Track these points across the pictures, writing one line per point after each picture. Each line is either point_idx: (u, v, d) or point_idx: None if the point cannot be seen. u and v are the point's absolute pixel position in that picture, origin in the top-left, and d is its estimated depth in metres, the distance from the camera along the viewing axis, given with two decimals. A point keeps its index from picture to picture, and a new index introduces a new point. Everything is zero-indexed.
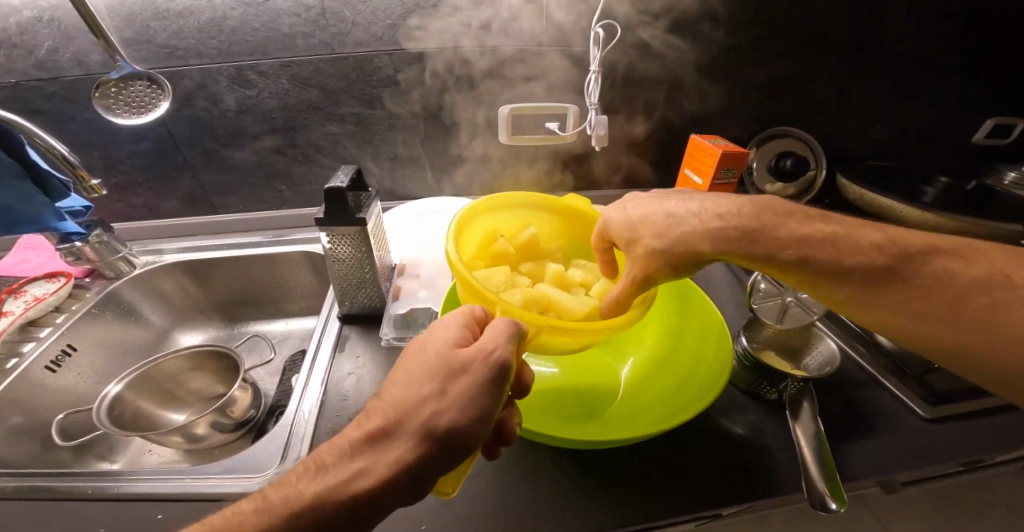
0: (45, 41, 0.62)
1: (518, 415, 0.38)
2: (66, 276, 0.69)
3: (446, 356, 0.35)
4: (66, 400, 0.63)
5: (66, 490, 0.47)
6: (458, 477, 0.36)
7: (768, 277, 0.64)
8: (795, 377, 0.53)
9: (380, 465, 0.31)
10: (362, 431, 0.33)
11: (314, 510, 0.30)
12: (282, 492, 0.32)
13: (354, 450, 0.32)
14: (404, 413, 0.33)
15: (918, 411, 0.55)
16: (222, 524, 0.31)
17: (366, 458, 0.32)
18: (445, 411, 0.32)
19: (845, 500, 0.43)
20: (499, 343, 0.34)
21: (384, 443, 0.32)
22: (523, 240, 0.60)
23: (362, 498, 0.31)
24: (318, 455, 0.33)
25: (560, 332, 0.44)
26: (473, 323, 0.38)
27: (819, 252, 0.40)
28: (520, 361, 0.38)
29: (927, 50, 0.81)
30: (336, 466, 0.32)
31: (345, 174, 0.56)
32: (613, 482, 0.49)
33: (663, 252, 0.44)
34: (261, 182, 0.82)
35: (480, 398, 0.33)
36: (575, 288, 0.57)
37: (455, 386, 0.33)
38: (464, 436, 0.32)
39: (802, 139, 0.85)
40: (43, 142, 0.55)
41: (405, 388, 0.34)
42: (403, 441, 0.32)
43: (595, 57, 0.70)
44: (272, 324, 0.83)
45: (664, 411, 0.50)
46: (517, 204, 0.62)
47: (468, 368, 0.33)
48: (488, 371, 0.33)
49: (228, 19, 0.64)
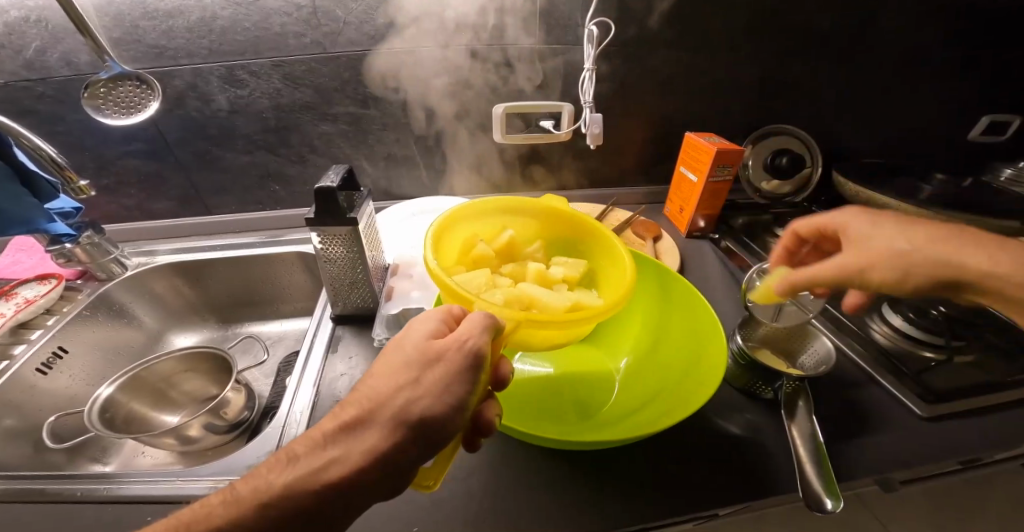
0: (33, 41, 0.61)
1: (497, 407, 0.38)
2: (57, 278, 0.68)
3: (422, 347, 0.35)
4: (58, 403, 0.63)
5: (57, 492, 0.47)
6: (440, 469, 0.36)
7: (762, 274, 0.62)
8: (790, 376, 0.53)
9: (353, 454, 0.31)
10: (336, 422, 0.33)
11: (286, 498, 0.30)
12: (253, 483, 0.32)
13: (327, 440, 0.32)
14: (377, 403, 0.33)
15: (914, 410, 0.54)
16: (191, 517, 0.31)
17: (339, 447, 0.32)
18: (419, 400, 0.33)
19: (841, 499, 0.42)
20: (473, 334, 0.34)
21: (357, 432, 0.32)
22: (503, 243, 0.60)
23: (333, 486, 0.31)
24: (290, 447, 0.33)
25: (540, 327, 0.45)
26: (451, 318, 0.39)
27: None
28: (497, 354, 0.39)
29: (922, 47, 0.81)
30: (307, 455, 0.32)
31: (336, 173, 0.56)
32: (604, 482, 0.49)
33: (911, 257, 0.41)
34: (253, 183, 0.82)
35: (455, 387, 0.33)
36: (557, 286, 0.57)
37: (429, 375, 0.34)
38: (439, 425, 0.32)
39: (798, 138, 0.85)
40: (30, 143, 0.54)
41: (380, 380, 0.35)
42: (376, 431, 0.32)
43: (588, 56, 0.69)
44: (266, 325, 0.82)
45: (659, 408, 0.49)
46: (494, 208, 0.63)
47: (443, 358, 0.34)
48: (462, 360, 0.34)
49: (218, 19, 0.63)
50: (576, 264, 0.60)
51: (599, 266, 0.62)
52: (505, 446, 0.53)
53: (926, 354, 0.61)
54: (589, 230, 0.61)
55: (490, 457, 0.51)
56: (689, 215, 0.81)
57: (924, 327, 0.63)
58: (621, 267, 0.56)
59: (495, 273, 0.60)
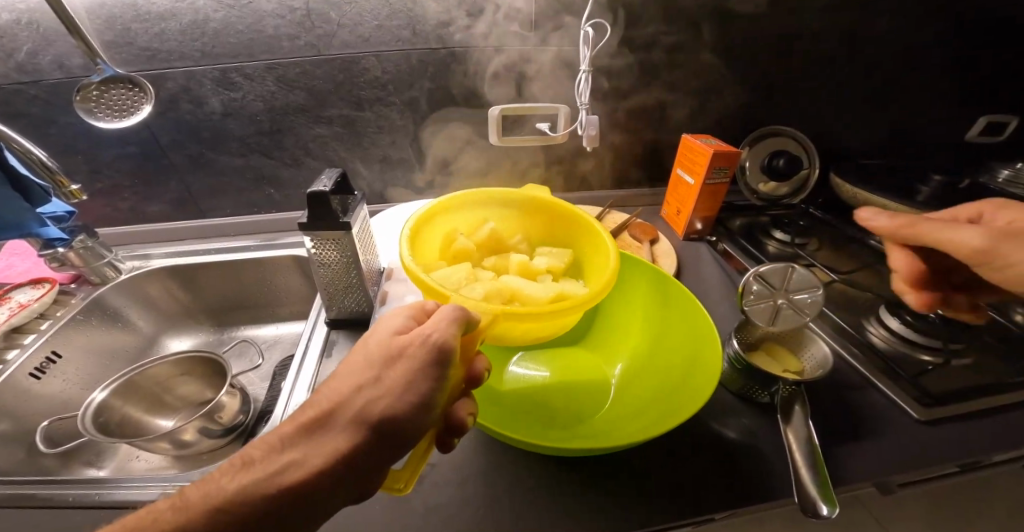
0: (25, 44, 0.61)
1: (471, 407, 0.37)
2: (51, 282, 0.68)
3: (385, 344, 0.35)
4: (52, 408, 0.62)
5: (47, 497, 0.47)
6: (412, 473, 0.35)
7: (759, 278, 0.60)
8: (786, 380, 0.51)
9: (312, 456, 0.31)
10: (295, 424, 0.33)
11: (238, 505, 0.29)
12: (204, 489, 0.31)
13: (288, 441, 0.32)
14: (340, 402, 0.33)
15: (912, 413, 0.54)
16: (135, 524, 0.30)
17: (298, 450, 0.31)
18: (381, 398, 0.33)
19: (837, 504, 0.42)
20: (438, 326, 0.34)
21: (319, 430, 0.32)
22: (485, 235, 0.61)
23: (289, 491, 0.30)
24: (247, 451, 0.32)
25: (520, 317, 0.47)
26: (420, 314, 0.39)
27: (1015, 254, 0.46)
28: (470, 349, 0.38)
29: (918, 48, 0.81)
30: (266, 459, 0.31)
31: (329, 178, 0.55)
32: (599, 485, 0.49)
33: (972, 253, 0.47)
34: (248, 186, 0.82)
35: (418, 383, 0.33)
36: (542, 277, 0.58)
37: (392, 372, 0.34)
38: (401, 422, 0.32)
39: (795, 138, 0.83)
40: (20, 147, 0.54)
41: (342, 380, 0.34)
42: (338, 431, 0.32)
43: (584, 57, 0.69)
44: (261, 329, 0.82)
45: (655, 413, 0.49)
46: (473, 201, 0.63)
47: (405, 353, 0.34)
48: (426, 352, 0.34)
49: (210, 21, 0.63)
50: (560, 254, 0.62)
51: (583, 255, 0.63)
52: (500, 450, 0.52)
53: (923, 357, 0.60)
54: (572, 218, 0.63)
55: (483, 463, 0.51)
56: (686, 217, 0.81)
57: (921, 330, 0.62)
58: (606, 254, 0.57)
59: (477, 266, 0.61)
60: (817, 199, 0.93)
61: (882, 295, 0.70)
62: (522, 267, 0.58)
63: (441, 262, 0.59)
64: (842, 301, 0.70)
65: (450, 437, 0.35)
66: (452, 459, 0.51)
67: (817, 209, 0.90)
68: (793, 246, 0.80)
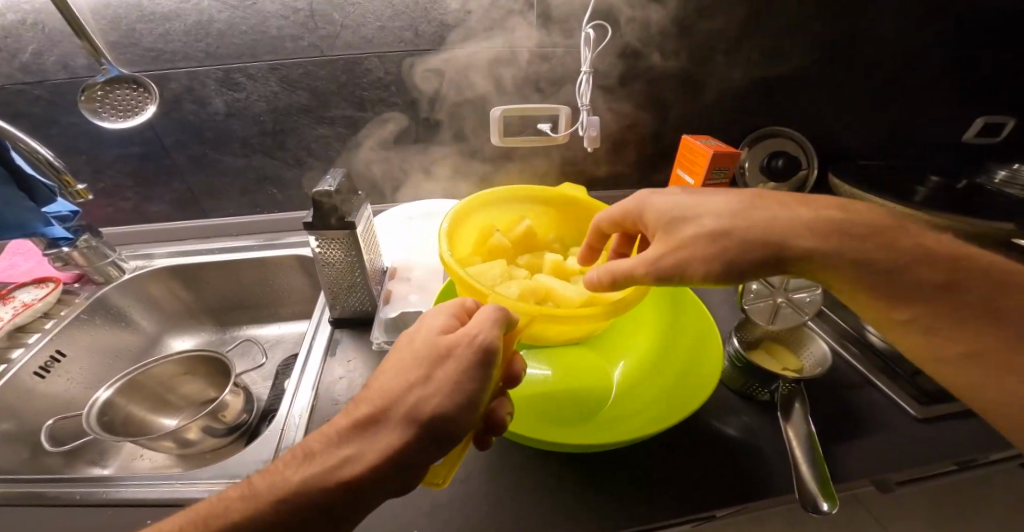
0: (29, 45, 0.61)
1: (509, 406, 0.38)
2: (55, 281, 0.68)
3: (432, 343, 0.35)
4: (56, 407, 0.62)
5: (56, 495, 0.47)
6: (449, 469, 0.36)
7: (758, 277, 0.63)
8: (786, 377, 0.53)
9: (368, 452, 0.31)
10: (350, 420, 0.33)
11: (301, 497, 0.30)
12: (270, 479, 0.31)
13: (340, 438, 0.32)
14: (391, 399, 0.33)
15: (910, 411, 0.55)
16: (207, 512, 0.30)
17: (351, 446, 0.32)
18: (430, 397, 0.33)
19: (837, 500, 0.42)
20: (484, 327, 0.35)
21: (371, 428, 0.32)
22: (521, 233, 0.62)
23: (348, 486, 0.30)
24: (306, 443, 0.33)
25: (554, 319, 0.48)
26: (462, 312, 0.39)
27: (874, 256, 0.37)
28: (510, 350, 0.39)
29: (916, 49, 0.82)
30: (324, 453, 0.32)
31: (334, 178, 0.56)
32: (603, 483, 0.49)
33: (746, 241, 0.39)
34: (251, 186, 0.82)
35: (466, 383, 0.33)
36: (575, 277, 0.59)
37: (441, 371, 0.34)
38: (450, 422, 0.32)
39: (793, 139, 0.85)
40: (26, 146, 0.54)
41: (392, 377, 0.35)
42: (392, 428, 0.32)
43: (586, 58, 0.69)
44: (264, 328, 0.82)
45: (664, 408, 0.49)
46: (509, 198, 0.65)
47: (453, 353, 0.34)
48: (474, 352, 0.34)
49: (214, 22, 0.63)
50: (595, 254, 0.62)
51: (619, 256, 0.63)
52: (503, 449, 0.53)
53: None
54: None
55: (487, 460, 0.52)
56: None
57: None
58: None
59: (511, 262, 0.62)
60: None
61: None
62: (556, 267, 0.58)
63: (475, 258, 0.61)
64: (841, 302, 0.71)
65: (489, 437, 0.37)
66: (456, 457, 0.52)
67: None
68: None
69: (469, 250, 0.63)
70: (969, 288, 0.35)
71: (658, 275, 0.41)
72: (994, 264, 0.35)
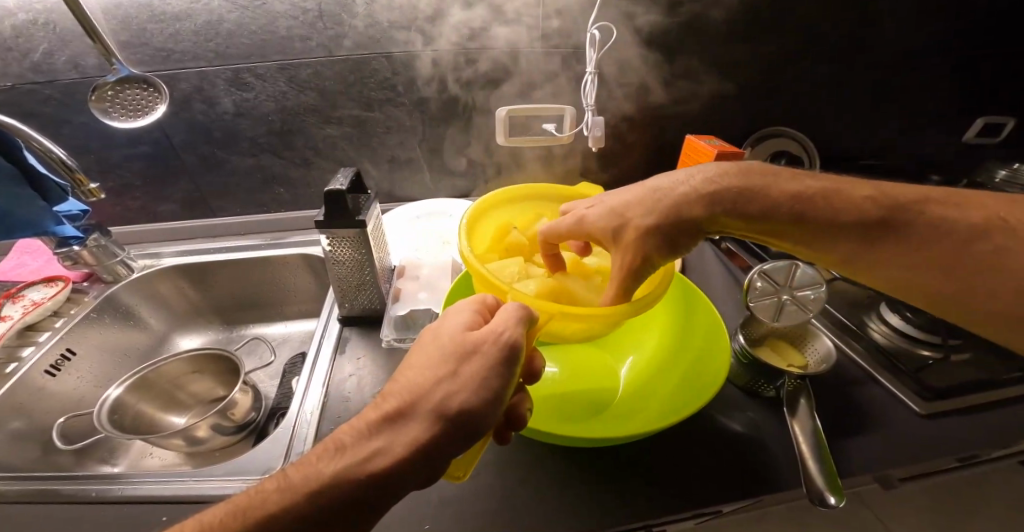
0: (40, 45, 0.62)
1: (528, 401, 0.39)
2: (64, 280, 0.69)
3: (458, 339, 0.35)
4: (67, 405, 0.63)
5: (70, 492, 0.48)
6: (470, 462, 0.37)
7: (764, 275, 0.62)
8: (791, 373, 0.54)
9: (396, 445, 0.31)
10: (378, 413, 0.33)
11: (333, 488, 0.30)
12: (302, 471, 0.31)
13: (369, 431, 0.32)
14: (418, 394, 0.33)
15: (913, 407, 0.55)
16: (242, 504, 0.30)
17: (380, 438, 0.32)
18: (458, 392, 0.33)
19: (844, 495, 0.43)
20: (509, 325, 0.35)
21: (399, 420, 0.32)
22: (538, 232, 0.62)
23: (378, 477, 0.31)
24: (335, 436, 0.33)
25: (570, 318, 0.48)
26: (484, 310, 0.40)
27: (813, 207, 0.42)
28: (530, 348, 0.39)
29: (916, 50, 0.83)
30: (353, 446, 0.32)
31: (344, 177, 0.56)
32: (612, 479, 0.50)
33: (659, 227, 0.44)
34: (257, 186, 0.82)
35: (491, 379, 0.33)
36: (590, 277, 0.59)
37: (467, 367, 0.34)
38: (477, 416, 0.32)
39: (796, 139, 0.88)
40: (39, 145, 0.54)
41: (418, 372, 0.35)
42: (419, 421, 0.32)
43: (591, 58, 0.70)
44: (270, 327, 0.83)
45: (675, 403, 0.50)
46: (524, 196, 0.66)
47: (479, 350, 0.34)
48: (500, 348, 0.34)
49: (224, 22, 0.64)
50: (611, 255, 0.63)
51: None
52: (511, 446, 0.53)
53: (923, 353, 0.62)
54: None
55: (497, 456, 0.52)
56: None
57: (920, 325, 0.63)
58: None
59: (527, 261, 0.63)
60: None
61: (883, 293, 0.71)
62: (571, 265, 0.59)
63: (492, 255, 0.61)
64: (843, 299, 0.71)
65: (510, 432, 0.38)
66: None
67: None
68: None
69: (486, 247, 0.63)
70: (812, 216, 0.42)
71: (634, 276, 0.46)
72: (817, 192, 0.42)
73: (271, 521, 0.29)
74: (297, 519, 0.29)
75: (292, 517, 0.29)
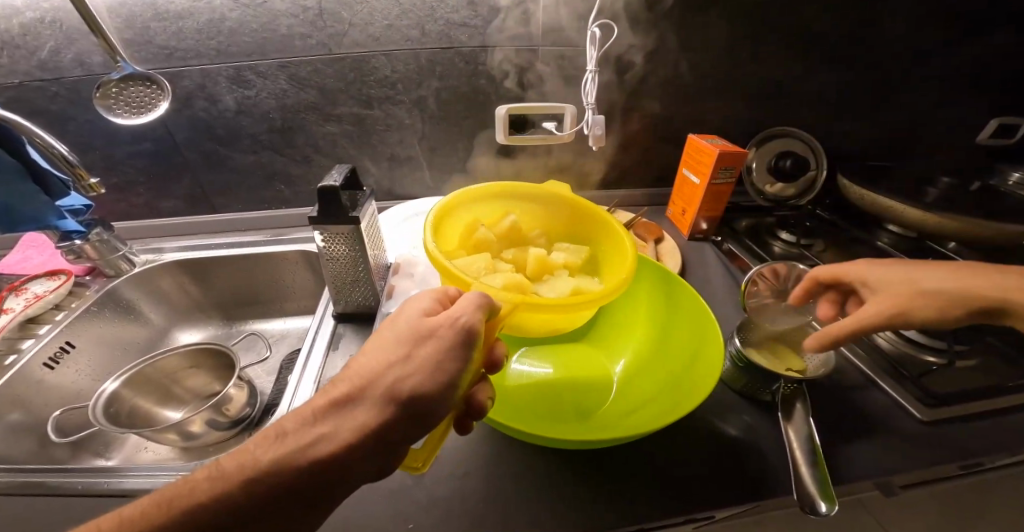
0: (47, 42, 0.63)
1: (489, 391, 0.38)
2: (66, 274, 0.70)
3: (414, 325, 0.36)
4: (64, 397, 0.63)
5: (60, 484, 0.48)
6: (429, 452, 0.36)
7: (763, 276, 0.60)
8: (787, 378, 0.52)
9: (342, 430, 0.32)
10: (327, 400, 0.34)
11: (273, 474, 0.31)
12: (239, 460, 0.32)
13: (316, 417, 0.33)
14: (370, 379, 0.34)
15: (915, 414, 0.53)
16: (174, 492, 0.31)
17: (327, 424, 0.32)
18: (411, 376, 0.34)
19: (836, 501, 0.42)
20: (467, 310, 0.36)
21: (349, 407, 0.33)
22: (507, 229, 0.62)
23: (322, 462, 0.31)
24: (279, 424, 0.33)
25: (538, 309, 0.48)
26: (445, 298, 0.40)
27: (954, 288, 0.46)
28: (492, 336, 0.39)
29: (927, 48, 0.81)
30: (298, 431, 0.32)
31: (339, 173, 0.56)
32: (602, 481, 0.49)
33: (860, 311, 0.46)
34: (259, 183, 0.83)
35: (445, 363, 0.34)
36: (559, 271, 0.58)
37: (420, 352, 0.35)
38: (427, 402, 0.33)
39: (804, 139, 0.84)
40: (42, 141, 0.55)
41: (372, 357, 0.35)
42: (368, 406, 0.33)
43: (591, 57, 0.70)
44: (269, 323, 0.83)
45: (664, 407, 0.48)
46: (496, 194, 0.64)
47: (434, 333, 0.35)
48: (456, 332, 0.35)
49: (226, 20, 0.65)
50: (578, 250, 0.62)
51: (603, 253, 0.63)
52: (501, 445, 0.52)
53: (927, 358, 0.59)
54: (592, 217, 0.63)
55: (486, 455, 0.51)
56: (691, 217, 0.81)
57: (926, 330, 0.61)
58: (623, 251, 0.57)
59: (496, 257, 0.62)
60: (824, 199, 0.92)
61: None
62: (539, 261, 0.58)
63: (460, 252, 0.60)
64: None
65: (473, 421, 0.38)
66: (453, 450, 0.52)
67: (824, 210, 0.89)
68: (798, 246, 0.79)
69: (454, 246, 0.62)
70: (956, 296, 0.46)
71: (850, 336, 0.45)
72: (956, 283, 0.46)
73: (202, 508, 0.30)
74: (236, 504, 0.30)
75: (233, 501, 0.30)
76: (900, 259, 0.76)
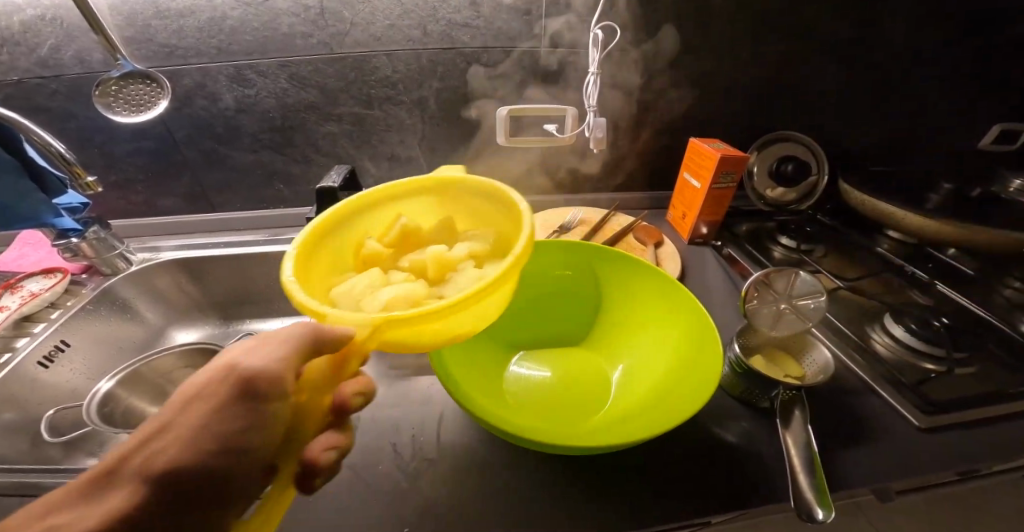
0: (47, 40, 0.62)
1: (331, 446, 0.35)
2: (62, 272, 0.69)
3: (180, 393, 0.36)
4: (59, 397, 0.62)
5: (54, 485, 0.47)
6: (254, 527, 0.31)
7: (764, 283, 0.58)
8: (785, 385, 0.51)
9: (88, 514, 0.31)
10: (97, 481, 0.33)
11: None
12: None
13: (76, 500, 0.32)
14: (125, 455, 0.34)
15: (912, 421, 0.53)
16: None
17: (69, 513, 0.32)
18: (162, 450, 0.34)
19: (833, 508, 0.41)
20: (215, 372, 0.36)
21: (102, 491, 0.33)
22: (396, 234, 0.51)
23: None
24: (38, 509, 0.32)
25: (417, 320, 0.38)
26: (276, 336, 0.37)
27: None
28: (325, 384, 0.36)
29: (929, 54, 0.80)
30: (42, 518, 0.32)
31: (338, 174, 0.57)
32: (598, 488, 0.48)
33: None
34: (258, 182, 0.83)
35: (200, 430, 0.34)
36: (462, 265, 0.47)
37: (178, 422, 0.35)
38: (184, 472, 0.33)
39: (806, 144, 0.84)
40: (39, 139, 0.54)
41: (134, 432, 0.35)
42: (123, 487, 0.32)
43: (593, 59, 0.69)
44: (264, 324, 0.82)
45: (658, 411, 0.46)
46: (380, 198, 0.53)
47: (200, 397, 0.35)
48: (236, 386, 0.35)
49: (227, 19, 0.64)
50: (484, 236, 0.51)
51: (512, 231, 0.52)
52: (496, 449, 0.52)
53: (926, 365, 0.59)
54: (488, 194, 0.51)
55: (482, 459, 0.51)
56: (691, 221, 0.81)
57: (924, 337, 0.60)
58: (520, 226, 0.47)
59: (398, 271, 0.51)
60: (826, 204, 0.92)
61: (888, 303, 0.69)
62: (437, 261, 0.47)
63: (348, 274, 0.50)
64: (845, 307, 0.69)
65: (312, 482, 0.33)
66: (448, 454, 0.51)
67: (825, 215, 0.88)
68: (798, 252, 0.79)
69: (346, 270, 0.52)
70: None
71: None
72: None
73: None
74: None
75: None
76: (900, 266, 0.76)
